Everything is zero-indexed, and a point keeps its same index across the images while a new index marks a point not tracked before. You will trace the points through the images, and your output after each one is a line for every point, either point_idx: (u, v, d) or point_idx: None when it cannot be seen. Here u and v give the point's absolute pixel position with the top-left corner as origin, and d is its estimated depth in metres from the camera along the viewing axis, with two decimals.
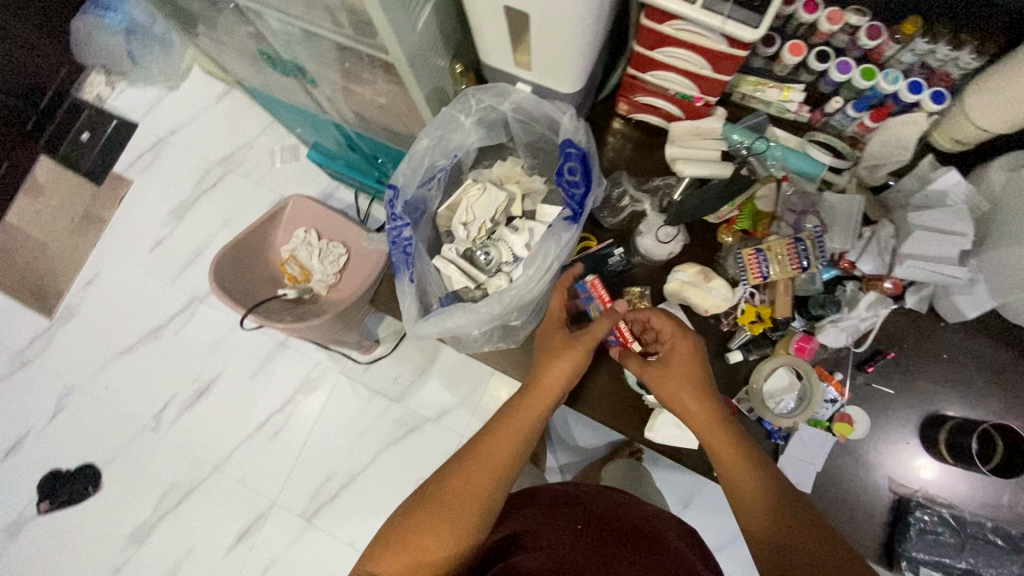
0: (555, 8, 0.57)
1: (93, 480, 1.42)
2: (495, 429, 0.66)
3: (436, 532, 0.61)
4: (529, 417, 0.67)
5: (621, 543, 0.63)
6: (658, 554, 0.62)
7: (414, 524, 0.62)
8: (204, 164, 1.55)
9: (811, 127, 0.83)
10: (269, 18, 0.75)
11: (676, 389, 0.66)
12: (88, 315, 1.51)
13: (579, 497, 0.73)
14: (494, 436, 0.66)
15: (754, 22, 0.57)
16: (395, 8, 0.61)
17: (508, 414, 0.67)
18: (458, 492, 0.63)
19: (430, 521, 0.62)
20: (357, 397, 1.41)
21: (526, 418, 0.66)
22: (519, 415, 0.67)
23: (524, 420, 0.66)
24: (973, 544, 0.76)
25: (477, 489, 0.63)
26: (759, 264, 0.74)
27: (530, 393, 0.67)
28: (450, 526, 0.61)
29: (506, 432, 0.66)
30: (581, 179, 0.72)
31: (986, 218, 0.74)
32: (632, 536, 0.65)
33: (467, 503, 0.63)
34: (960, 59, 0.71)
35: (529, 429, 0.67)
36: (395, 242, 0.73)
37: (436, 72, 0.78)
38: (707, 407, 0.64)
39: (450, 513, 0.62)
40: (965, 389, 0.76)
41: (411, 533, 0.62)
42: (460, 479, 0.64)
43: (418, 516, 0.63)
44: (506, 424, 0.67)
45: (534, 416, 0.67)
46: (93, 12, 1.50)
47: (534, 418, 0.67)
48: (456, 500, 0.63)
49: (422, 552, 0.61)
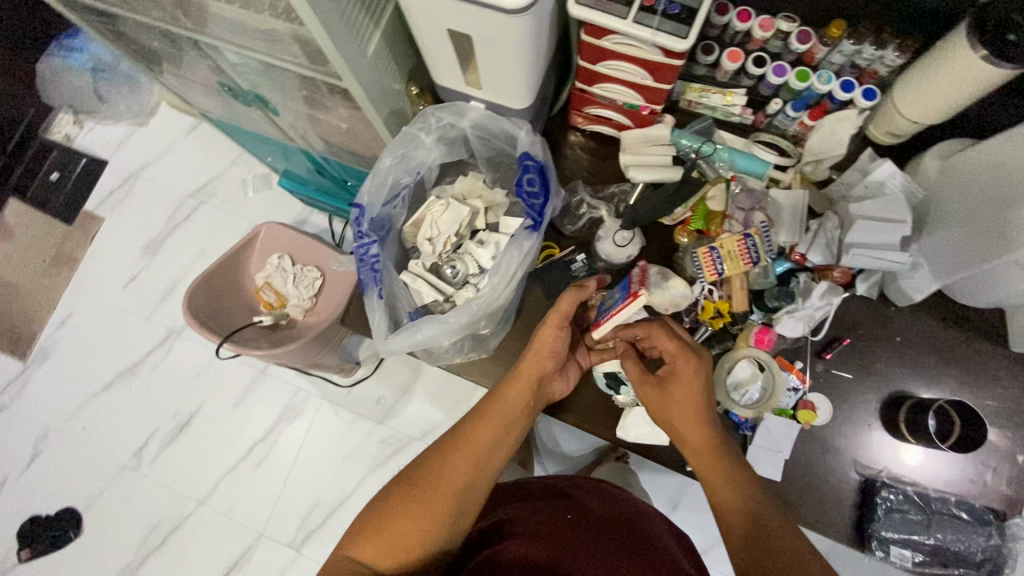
0: (495, 30, 0.60)
1: (73, 524, 1.39)
2: (476, 418, 0.66)
3: (412, 518, 0.60)
4: (508, 412, 0.67)
5: (606, 538, 0.64)
6: (643, 552, 0.63)
7: (391, 507, 0.61)
8: (177, 198, 1.55)
9: (757, 128, 0.87)
10: (228, 52, 0.77)
11: (675, 408, 0.65)
12: (63, 356, 1.49)
13: (566, 492, 0.74)
14: (476, 424, 0.66)
15: (683, 33, 0.62)
16: (345, 37, 0.63)
17: (488, 403, 0.68)
18: (439, 477, 0.62)
19: (408, 506, 0.61)
20: (340, 421, 1.41)
21: (506, 410, 0.67)
22: (498, 409, 0.67)
23: (501, 410, 0.67)
24: (939, 519, 0.80)
25: (457, 475, 0.62)
26: (714, 263, 0.77)
27: (513, 385, 0.68)
28: (429, 510, 0.60)
29: (486, 419, 0.66)
30: (539, 189, 0.74)
31: (923, 205, 0.78)
32: (618, 533, 0.66)
33: (445, 490, 0.61)
34: (885, 57, 0.75)
35: (510, 419, 0.67)
36: (362, 259, 0.75)
37: (393, 95, 0.81)
38: (703, 423, 0.64)
39: (429, 498, 0.61)
40: (919, 369, 0.79)
41: (388, 517, 0.60)
42: (441, 465, 0.63)
43: (396, 500, 0.62)
44: (488, 413, 0.67)
45: (515, 408, 0.67)
46: (59, 54, 1.52)
47: (515, 411, 0.67)
48: (437, 485, 0.62)
49: (398, 535, 0.59)
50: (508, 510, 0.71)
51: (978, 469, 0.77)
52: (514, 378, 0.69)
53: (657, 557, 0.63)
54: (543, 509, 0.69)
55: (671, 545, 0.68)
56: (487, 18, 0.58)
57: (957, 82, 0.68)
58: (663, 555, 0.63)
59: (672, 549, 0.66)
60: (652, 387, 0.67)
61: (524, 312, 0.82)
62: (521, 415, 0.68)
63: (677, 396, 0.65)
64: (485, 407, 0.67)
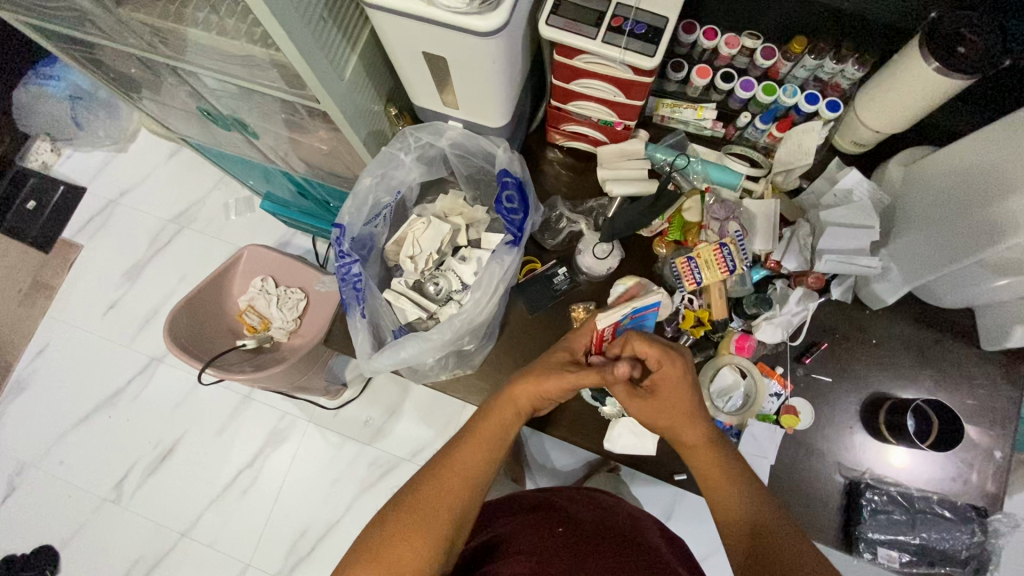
0: (468, 54, 0.62)
1: (50, 562, 1.34)
2: (467, 435, 0.66)
3: (410, 542, 0.59)
4: (497, 427, 0.66)
5: (603, 546, 0.64)
6: (642, 558, 0.63)
7: (389, 531, 0.60)
8: (158, 223, 1.54)
9: (728, 141, 0.90)
10: (207, 78, 0.78)
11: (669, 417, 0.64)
12: (40, 386, 1.45)
13: (557, 503, 0.74)
14: (466, 442, 0.65)
15: (650, 51, 0.64)
16: (322, 60, 0.64)
17: (477, 420, 0.67)
18: (434, 498, 0.62)
19: (404, 529, 0.60)
20: (327, 444, 1.39)
21: (496, 426, 0.66)
22: (487, 426, 0.66)
23: (489, 425, 0.66)
24: (922, 518, 0.78)
25: (452, 495, 0.62)
26: (692, 272, 0.78)
27: (499, 401, 0.67)
28: (426, 533, 0.60)
29: (476, 436, 0.65)
30: (518, 206, 0.75)
31: (890, 210, 0.81)
32: (615, 540, 0.66)
33: (440, 509, 0.61)
34: (845, 71, 0.77)
35: (500, 435, 0.66)
36: (344, 279, 0.75)
37: (371, 117, 0.82)
38: (697, 426, 0.64)
39: (426, 520, 0.60)
40: (896, 370, 0.81)
41: (385, 541, 0.60)
42: (434, 485, 0.63)
43: (392, 524, 0.61)
44: (479, 431, 0.66)
45: (502, 425, 0.66)
46: (34, 81, 1.49)
47: (503, 429, 0.66)
48: (432, 507, 0.61)
49: (396, 560, 0.58)
50: (501, 526, 0.70)
51: (958, 468, 0.78)
52: (501, 397, 0.67)
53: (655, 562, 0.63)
54: (537, 522, 0.68)
55: (666, 551, 0.68)
56: (460, 40, 0.60)
57: (914, 91, 0.71)
58: (663, 562, 0.64)
59: (668, 555, 0.67)
60: (643, 400, 0.65)
61: (508, 328, 0.82)
62: (509, 432, 0.67)
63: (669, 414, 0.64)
64: (473, 422, 0.67)
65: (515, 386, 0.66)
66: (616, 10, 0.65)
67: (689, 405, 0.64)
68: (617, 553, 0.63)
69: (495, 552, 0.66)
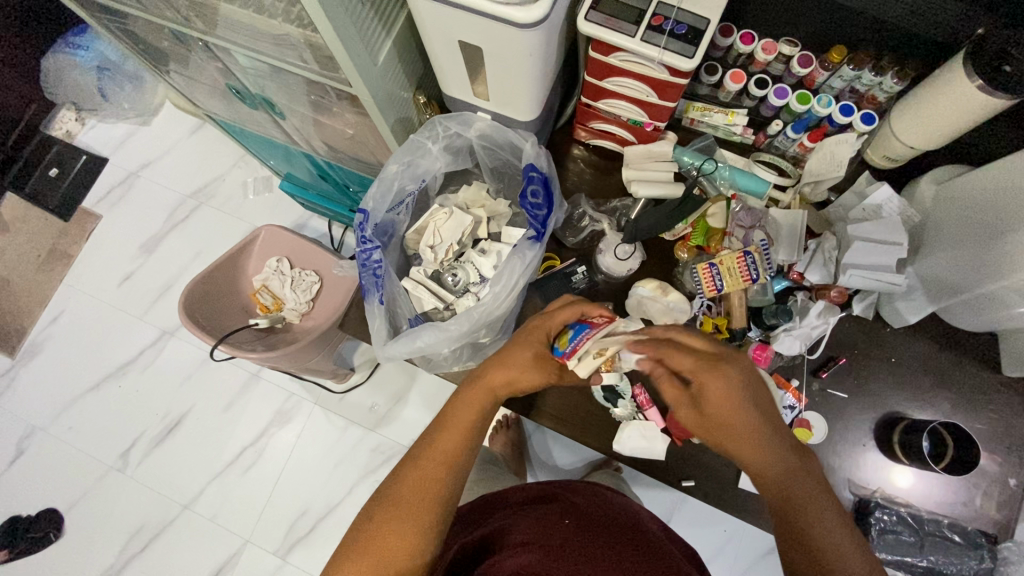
0: (503, 44, 0.61)
1: (55, 525, 1.36)
2: (454, 425, 0.65)
3: (400, 534, 0.59)
4: (480, 417, 0.65)
5: (602, 541, 0.63)
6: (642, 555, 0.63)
7: (377, 528, 0.60)
8: (176, 198, 1.55)
9: (756, 149, 0.89)
10: (238, 55, 0.78)
11: (719, 410, 0.58)
12: (53, 351, 1.47)
13: (550, 495, 0.74)
14: (445, 433, 0.65)
15: (689, 53, 0.63)
16: (356, 44, 0.64)
17: (459, 411, 0.66)
18: (418, 491, 0.62)
19: (393, 523, 0.60)
20: (332, 428, 1.39)
21: (478, 415, 0.65)
22: (469, 413, 0.65)
23: (475, 416, 0.65)
24: (931, 542, 0.84)
25: (437, 488, 0.62)
26: (713, 278, 0.77)
27: (478, 390, 0.66)
28: (415, 527, 0.60)
29: (463, 429, 0.65)
30: (543, 201, 0.75)
31: (919, 227, 0.80)
32: (614, 535, 0.65)
33: (426, 502, 0.61)
34: (884, 83, 0.76)
35: (484, 423, 0.66)
36: (364, 264, 0.75)
37: (401, 103, 0.82)
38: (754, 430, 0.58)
39: (412, 513, 0.60)
40: (915, 392, 0.79)
41: (375, 537, 0.60)
42: (421, 480, 0.62)
43: (381, 519, 0.61)
44: (468, 423, 0.65)
45: (485, 414, 0.66)
46: (63, 50, 1.49)
47: (484, 417, 0.66)
48: (418, 500, 0.61)
49: (388, 554, 0.59)
50: (494, 521, 0.70)
51: (968, 492, 0.77)
52: (481, 387, 0.66)
53: (657, 557, 0.63)
54: (531, 516, 0.68)
55: (668, 544, 0.68)
56: (500, 32, 0.59)
57: (955, 108, 0.70)
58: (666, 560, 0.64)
59: (671, 551, 0.66)
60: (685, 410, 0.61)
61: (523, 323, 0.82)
62: (486, 419, 0.66)
63: (713, 410, 0.58)
64: (461, 410, 0.66)
65: (490, 372, 0.66)
66: (658, 8, 0.64)
67: (738, 398, 0.58)
68: (617, 549, 0.62)
69: (489, 548, 0.65)
